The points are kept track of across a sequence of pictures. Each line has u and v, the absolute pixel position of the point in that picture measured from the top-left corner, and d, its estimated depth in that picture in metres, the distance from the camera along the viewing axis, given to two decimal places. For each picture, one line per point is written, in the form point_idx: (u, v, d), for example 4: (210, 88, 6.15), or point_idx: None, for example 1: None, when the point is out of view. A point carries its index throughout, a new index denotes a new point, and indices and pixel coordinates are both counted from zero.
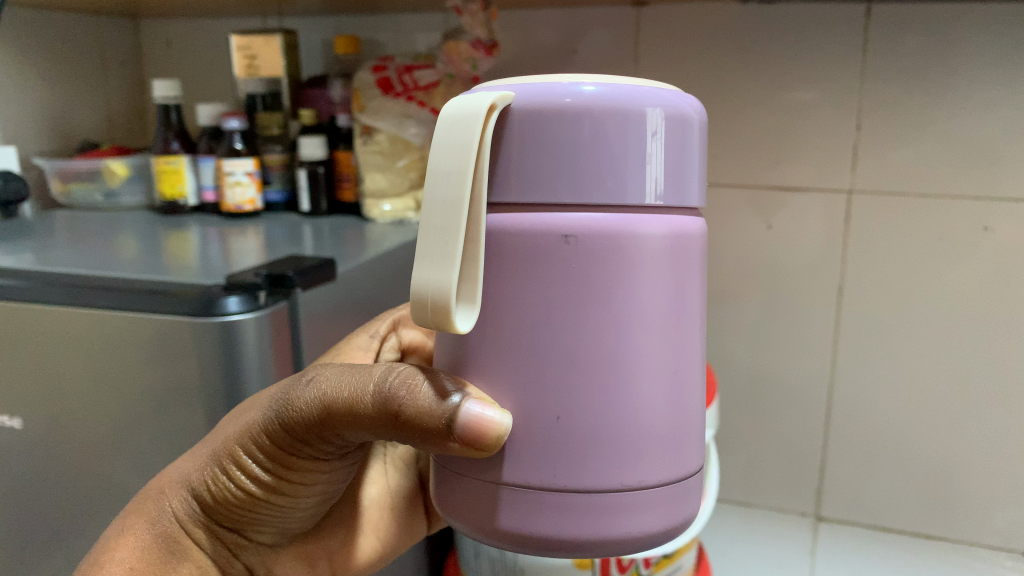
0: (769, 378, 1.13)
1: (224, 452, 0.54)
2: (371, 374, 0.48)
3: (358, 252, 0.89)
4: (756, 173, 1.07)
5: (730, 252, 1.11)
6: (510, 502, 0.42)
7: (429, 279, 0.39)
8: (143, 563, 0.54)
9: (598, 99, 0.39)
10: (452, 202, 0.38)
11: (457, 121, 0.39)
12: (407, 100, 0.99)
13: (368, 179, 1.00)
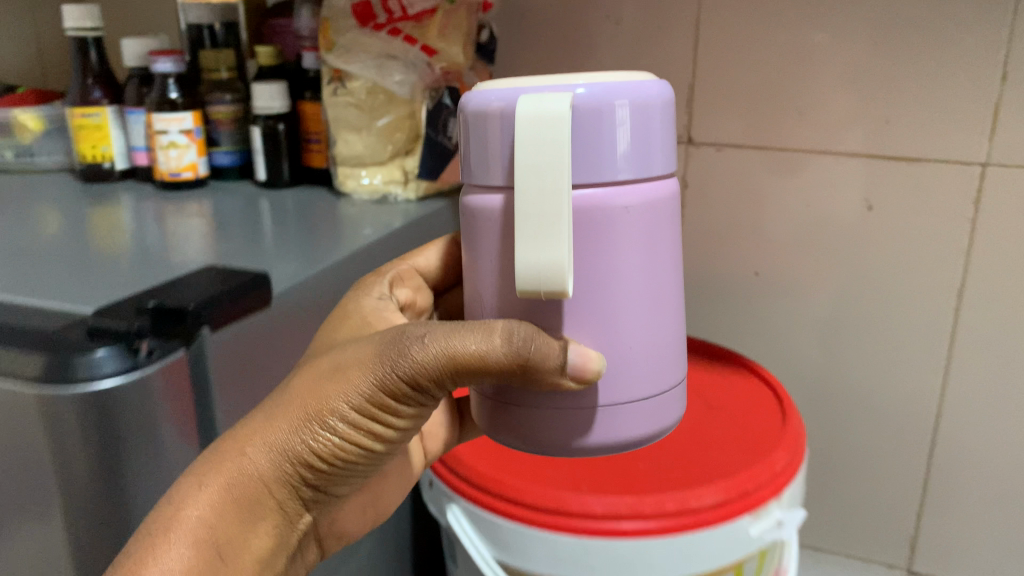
0: (856, 400, 0.89)
1: (330, 404, 0.43)
2: (497, 328, 0.40)
3: (326, 245, 0.67)
4: (854, 137, 0.81)
5: (814, 239, 0.86)
6: (554, 419, 0.41)
7: (538, 263, 0.36)
8: (224, 525, 0.41)
9: (604, 87, 0.36)
10: (549, 193, 0.35)
11: (537, 119, 0.35)
12: (392, 35, 0.73)
13: (340, 142, 0.76)
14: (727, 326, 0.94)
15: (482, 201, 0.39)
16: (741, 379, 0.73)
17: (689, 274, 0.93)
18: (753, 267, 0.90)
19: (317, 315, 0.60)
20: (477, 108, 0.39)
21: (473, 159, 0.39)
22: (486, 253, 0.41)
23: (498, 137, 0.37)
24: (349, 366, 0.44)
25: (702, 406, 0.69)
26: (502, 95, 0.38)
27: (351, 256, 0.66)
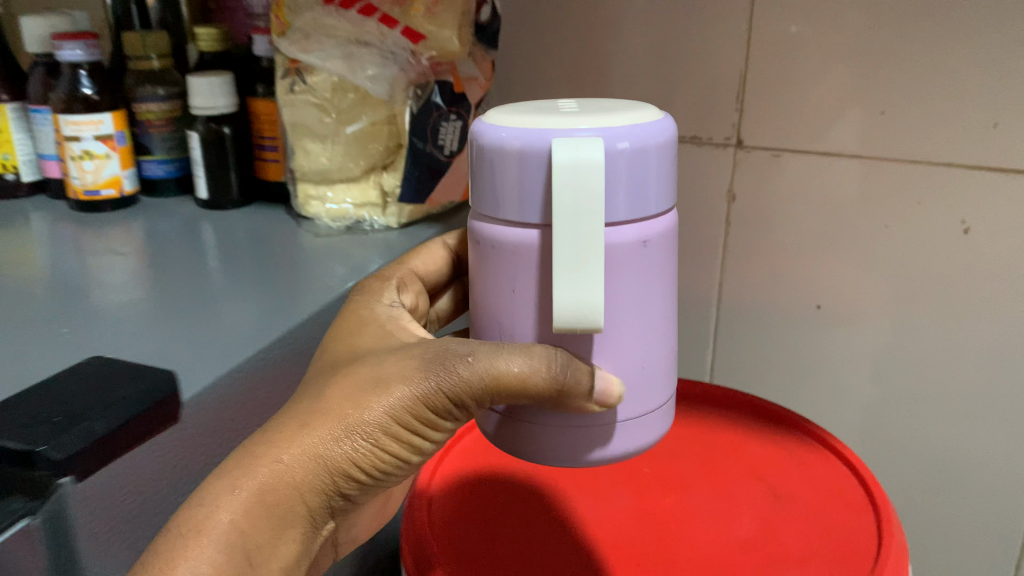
0: (927, 465, 0.74)
1: (371, 421, 0.40)
2: (541, 355, 0.38)
3: (273, 317, 0.53)
4: (947, 141, 0.64)
5: (893, 267, 0.69)
6: (571, 435, 0.40)
7: (575, 303, 0.35)
8: (250, 534, 0.37)
9: (627, 129, 0.35)
10: (587, 240, 0.34)
11: (573, 166, 0.34)
12: (365, 15, 0.58)
13: (301, 151, 0.62)
14: (777, 363, 0.79)
15: (508, 235, 0.37)
16: (816, 459, 0.58)
17: (733, 300, 0.78)
18: (812, 299, 0.74)
19: (230, 397, 0.47)
20: (498, 149, 0.36)
21: (496, 194, 0.37)
22: (513, 290, 0.39)
23: (527, 176, 0.36)
24: (389, 377, 0.41)
25: (763, 500, 0.55)
26: (531, 138, 0.35)
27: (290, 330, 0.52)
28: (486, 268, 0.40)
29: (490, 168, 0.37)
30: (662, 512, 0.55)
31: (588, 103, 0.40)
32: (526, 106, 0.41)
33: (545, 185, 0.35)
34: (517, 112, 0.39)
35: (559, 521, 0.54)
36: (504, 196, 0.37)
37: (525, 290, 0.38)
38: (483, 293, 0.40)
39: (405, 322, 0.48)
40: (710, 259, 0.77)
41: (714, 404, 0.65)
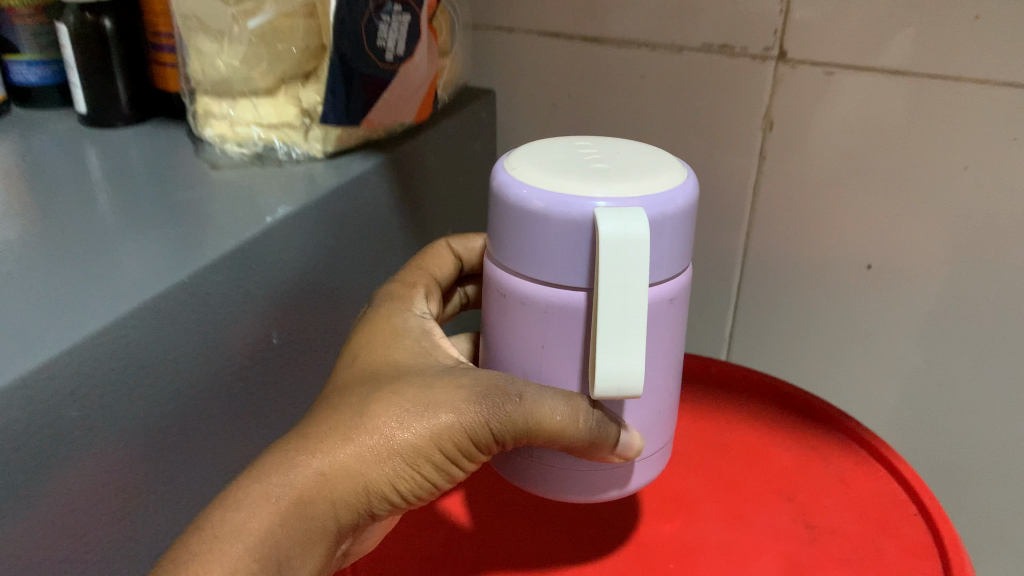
0: (1000, 476, 0.57)
1: (417, 446, 0.32)
2: (581, 408, 0.31)
3: (148, 273, 0.36)
4: None
5: (972, 230, 0.51)
6: (581, 479, 0.34)
7: (618, 379, 0.30)
8: (260, 570, 0.30)
9: (666, 195, 0.30)
10: (634, 317, 0.29)
11: (620, 243, 0.28)
12: None
13: (196, 54, 0.47)
14: (813, 336, 0.60)
15: (534, 296, 0.31)
16: (862, 474, 0.45)
17: (763, 249, 0.58)
18: (870, 257, 0.55)
19: (114, 397, 0.33)
20: (523, 210, 0.30)
21: (518, 252, 0.31)
22: (538, 353, 0.32)
23: (553, 243, 0.30)
24: (440, 399, 0.33)
25: (792, 530, 0.42)
26: (567, 202, 0.29)
27: (173, 290, 0.36)
28: (501, 324, 0.33)
29: (510, 224, 0.31)
30: (656, 542, 0.42)
31: (605, 145, 0.35)
32: (517, 150, 0.34)
33: (585, 252, 0.29)
34: (536, 159, 0.32)
35: (518, 558, 0.42)
36: (521, 259, 0.31)
37: (552, 355, 0.32)
38: (496, 342, 0.34)
39: (437, 337, 0.39)
40: (738, 195, 0.57)
41: (740, 393, 0.51)
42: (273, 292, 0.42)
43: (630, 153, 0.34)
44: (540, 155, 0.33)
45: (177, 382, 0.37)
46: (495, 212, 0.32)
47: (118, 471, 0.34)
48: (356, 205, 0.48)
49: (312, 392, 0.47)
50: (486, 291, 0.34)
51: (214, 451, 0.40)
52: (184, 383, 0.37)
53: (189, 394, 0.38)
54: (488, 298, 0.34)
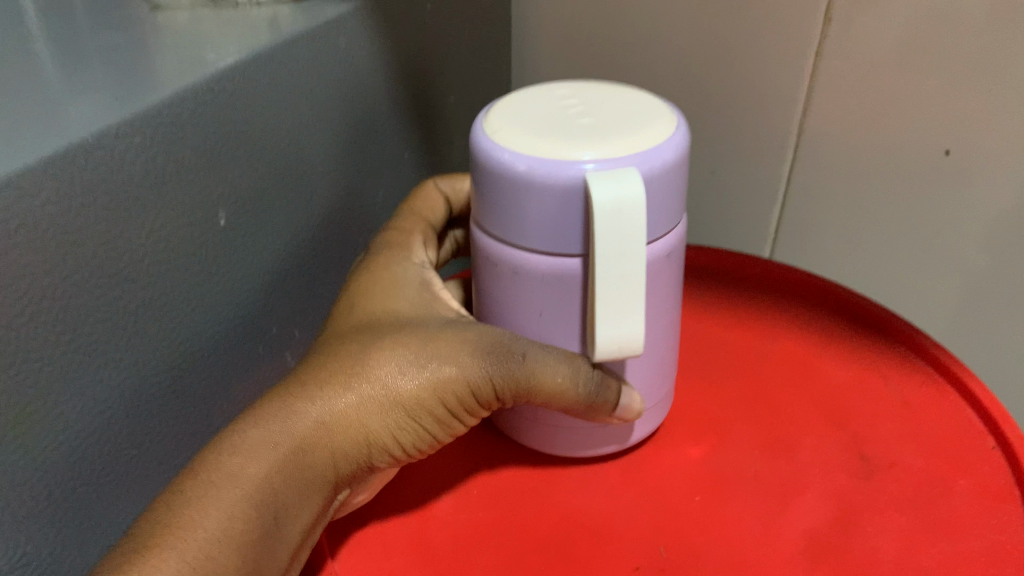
0: None
1: (422, 401, 0.28)
2: (584, 368, 0.28)
3: (62, 117, 0.26)
4: None
5: None
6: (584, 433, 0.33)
7: (626, 360, 0.25)
8: (259, 533, 0.25)
9: (663, 144, 0.24)
10: (634, 286, 0.24)
11: (618, 214, 0.23)
12: None
13: None
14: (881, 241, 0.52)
15: (524, 265, 0.26)
16: (930, 398, 0.38)
17: (826, 125, 0.48)
18: (947, 141, 0.46)
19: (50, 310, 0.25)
20: (498, 172, 0.25)
21: (499, 218, 0.26)
22: (536, 323, 0.28)
23: (532, 211, 0.25)
24: (441, 353, 0.28)
25: (843, 463, 0.35)
26: (552, 164, 0.24)
27: (93, 140, 0.25)
28: (492, 293, 0.28)
29: (487, 187, 0.25)
30: (680, 469, 0.35)
31: (591, 88, 0.28)
32: (495, 99, 0.28)
33: (574, 220, 0.24)
34: (512, 111, 0.27)
35: (518, 481, 0.35)
36: (499, 222, 0.26)
37: (552, 323, 0.28)
38: (481, 305, 0.31)
39: (437, 289, 0.33)
40: (797, 58, 0.47)
41: (801, 300, 0.44)
42: (244, 152, 0.32)
43: (618, 94, 0.28)
44: (516, 104, 0.27)
45: (110, 270, 0.27)
46: (472, 171, 0.26)
47: (22, 396, 0.24)
48: (349, 48, 0.36)
49: (306, 290, 0.38)
50: (471, 253, 0.29)
51: (176, 361, 0.30)
52: (122, 270, 0.27)
53: (130, 284, 0.28)
54: (474, 263, 0.29)
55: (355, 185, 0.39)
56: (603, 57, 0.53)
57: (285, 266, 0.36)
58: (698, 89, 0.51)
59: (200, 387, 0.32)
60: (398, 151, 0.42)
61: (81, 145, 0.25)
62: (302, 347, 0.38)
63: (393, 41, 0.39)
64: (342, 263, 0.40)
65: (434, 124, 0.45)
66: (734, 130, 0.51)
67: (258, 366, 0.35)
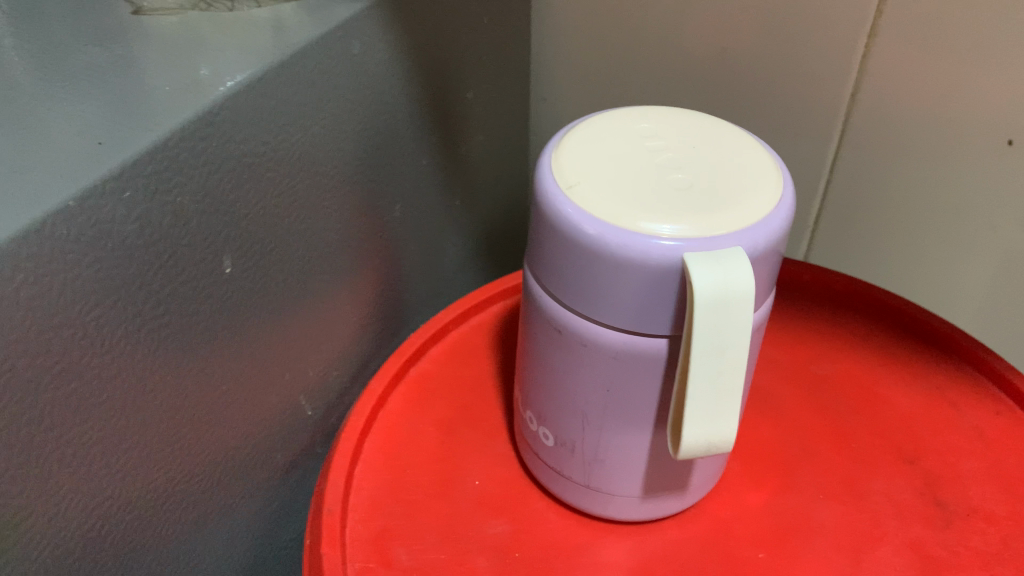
0: None
1: None
2: None
3: (37, 172, 0.21)
4: None
5: None
6: (646, 502, 0.31)
7: (708, 442, 0.25)
8: None
9: (760, 223, 0.25)
10: (737, 365, 0.24)
11: (724, 301, 0.23)
12: None
13: None
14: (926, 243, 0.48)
15: (601, 340, 0.26)
16: (1007, 431, 0.35)
17: (877, 103, 0.43)
18: (1012, 129, 0.40)
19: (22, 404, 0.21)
20: (583, 246, 0.25)
21: (582, 288, 0.26)
22: (602, 398, 0.28)
23: (619, 287, 0.25)
24: None
25: (917, 510, 0.32)
26: (638, 242, 0.24)
27: (76, 204, 0.21)
28: (556, 359, 0.28)
29: (575, 262, 0.25)
30: (741, 518, 0.32)
31: (673, 129, 0.28)
32: (556, 161, 0.27)
33: (668, 301, 0.25)
34: (592, 163, 0.26)
35: (564, 535, 0.32)
36: (582, 297, 0.26)
37: (621, 399, 0.27)
38: (552, 378, 0.29)
39: None
40: (849, 33, 0.41)
41: (860, 315, 0.40)
42: (251, 188, 0.28)
43: (706, 146, 0.27)
44: (598, 154, 0.27)
45: (101, 347, 0.23)
46: (551, 237, 0.26)
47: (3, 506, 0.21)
48: (365, 53, 0.32)
49: (316, 327, 0.34)
50: (534, 312, 0.29)
51: (179, 430, 0.27)
52: (115, 345, 0.24)
53: (126, 359, 0.24)
54: (537, 325, 0.28)
55: (369, 202, 0.35)
56: (626, 33, 0.47)
57: (294, 304, 0.32)
58: (736, 66, 0.45)
59: (205, 453, 0.29)
60: (414, 159, 0.38)
61: (61, 210, 0.21)
62: (316, 387, 0.35)
63: (412, 39, 0.35)
64: (354, 288, 0.36)
65: (452, 124, 0.41)
66: (776, 109, 0.46)
67: (267, 416, 0.32)
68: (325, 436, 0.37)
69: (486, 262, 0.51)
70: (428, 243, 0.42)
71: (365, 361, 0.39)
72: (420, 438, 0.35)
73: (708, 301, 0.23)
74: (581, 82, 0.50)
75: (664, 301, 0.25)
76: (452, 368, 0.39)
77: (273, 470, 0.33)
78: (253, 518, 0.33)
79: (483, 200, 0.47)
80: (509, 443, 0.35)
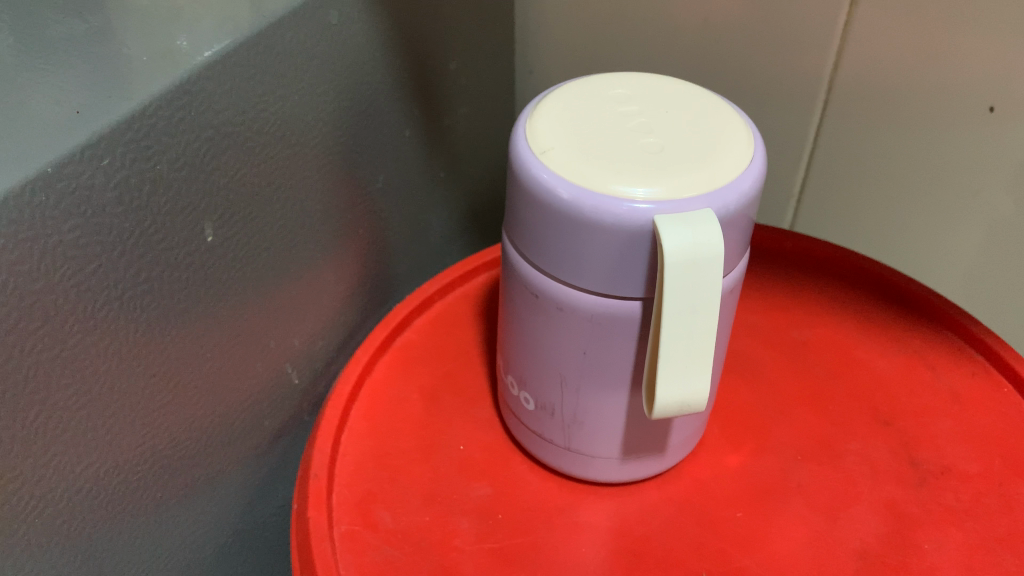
0: None
1: None
2: None
3: (12, 141, 0.22)
4: None
5: None
6: (625, 464, 0.31)
7: (682, 400, 0.25)
8: None
9: (732, 184, 0.25)
10: (709, 325, 0.24)
11: (694, 262, 0.23)
12: None
13: None
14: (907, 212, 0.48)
15: (576, 302, 0.27)
16: (981, 391, 0.35)
17: (859, 70, 0.43)
18: (992, 95, 0.41)
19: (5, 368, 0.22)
20: (558, 210, 0.25)
21: (557, 252, 0.26)
22: (579, 360, 0.28)
23: (593, 250, 0.25)
24: None
25: (892, 469, 0.33)
26: (611, 205, 0.24)
27: (54, 170, 0.22)
28: (534, 323, 0.29)
29: (550, 227, 0.26)
30: (719, 479, 0.33)
31: (647, 94, 0.28)
32: (531, 128, 0.27)
33: (641, 263, 0.25)
34: (566, 129, 0.27)
35: (546, 496, 0.32)
36: (558, 261, 0.26)
37: (598, 360, 0.28)
38: (531, 343, 0.29)
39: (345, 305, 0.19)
40: (832, 1, 0.41)
41: (840, 282, 0.41)
42: (230, 157, 0.28)
43: (679, 109, 0.27)
44: (572, 119, 0.27)
45: (85, 313, 0.24)
46: (526, 203, 0.26)
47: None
48: (343, 23, 0.32)
49: (300, 297, 0.34)
50: (512, 279, 0.29)
51: (164, 396, 0.28)
52: (98, 311, 0.24)
53: (110, 325, 0.25)
54: (516, 289, 0.29)
55: (351, 173, 0.36)
56: (611, 5, 0.47)
57: (278, 273, 0.32)
58: (719, 35, 0.45)
59: (192, 419, 0.29)
60: (396, 130, 0.38)
61: (40, 177, 0.21)
62: (302, 356, 0.36)
63: (391, 10, 0.35)
64: (338, 259, 0.37)
65: (434, 95, 0.41)
66: (760, 77, 0.46)
67: (253, 384, 0.33)
68: (312, 405, 0.38)
69: (471, 233, 0.51)
70: (412, 214, 0.42)
71: (351, 331, 0.39)
72: (405, 406, 0.36)
73: (679, 262, 0.23)
74: (564, 53, 0.50)
75: (637, 263, 0.25)
76: (438, 337, 0.39)
77: (261, 437, 0.34)
78: (242, 484, 0.33)
79: (467, 172, 0.48)
80: (493, 409, 0.36)
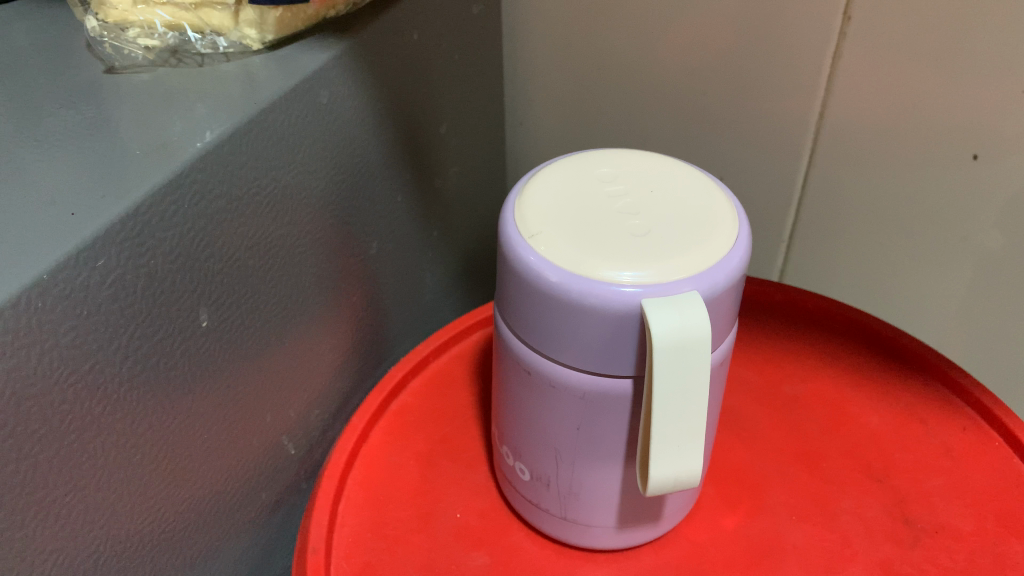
0: None
1: None
2: None
3: (12, 249, 0.22)
4: None
5: None
6: (620, 532, 0.31)
7: (676, 477, 0.26)
8: None
9: (718, 265, 0.25)
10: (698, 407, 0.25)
11: (681, 347, 0.24)
12: None
13: None
14: None
15: (568, 380, 0.27)
16: (974, 447, 0.36)
17: (844, 120, 0.43)
18: (974, 144, 0.41)
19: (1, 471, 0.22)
20: (547, 293, 0.25)
21: (548, 333, 0.26)
22: (573, 435, 0.28)
23: (583, 332, 0.25)
24: None
25: (887, 528, 0.33)
26: (600, 289, 0.25)
27: (50, 276, 0.22)
28: (527, 398, 0.29)
29: (540, 310, 0.26)
30: (715, 542, 0.33)
31: (633, 173, 0.29)
32: (520, 211, 0.27)
33: (628, 345, 0.25)
34: (554, 211, 0.27)
35: (542, 564, 0.33)
36: (550, 342, 0.27)
37: (591, 436, 0.28)
38: (524, 417, 0.30)
39: None
40: (814, 52, 0.42)
41: (831, 337, 0.42)
42: (224, 242, 0.29)
43: (665, 187, 0.28)
44: (559, 201, 0.27)
45: (82, 411, 0.24)
46: (516, 285, 0.27)
47: None
48: (334, 102, 0.33)
49: (292, 367, 0.34)
50: (505, 356, 0.29)
51: (161, 479, 0.28)
52: (95, 406, 0.24)
53: (107, 419, 0.25)
54: (509, 365, 0.29)
55: (346, 242, 0.36)
56: (597, 59, 0.48)
57: (274, 348, 0.33)
58: (705, 88, 0.46)
59: (190, 500, 0.30)
60: (387, 196, 0.39)
61: (36, 285, 0.22)
62: (298, 426, 0.36)
63: (381, 83, 0.36)
64: (333, 327, 0.37)
65: (424, 158, 0.41)
66: (746, 128, 0.46)
67: (249, 458, 0.33)
68: (308, 472, 0.38)
69: (463, 287, 0.52)
70: (405, 275, 0.43)
71: (347, 395, 0.40)
72: (402, 472, 0.36)
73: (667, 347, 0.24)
74: (551, 107, 0.51)
75: (628, 343, 0.25)
76: (433, 400, 0.40)
77: (259, 509, 0.34)
78: (240, 557, 0.33)
79: (459, 227, 0.48)
80: (489, 473, 0.36)
